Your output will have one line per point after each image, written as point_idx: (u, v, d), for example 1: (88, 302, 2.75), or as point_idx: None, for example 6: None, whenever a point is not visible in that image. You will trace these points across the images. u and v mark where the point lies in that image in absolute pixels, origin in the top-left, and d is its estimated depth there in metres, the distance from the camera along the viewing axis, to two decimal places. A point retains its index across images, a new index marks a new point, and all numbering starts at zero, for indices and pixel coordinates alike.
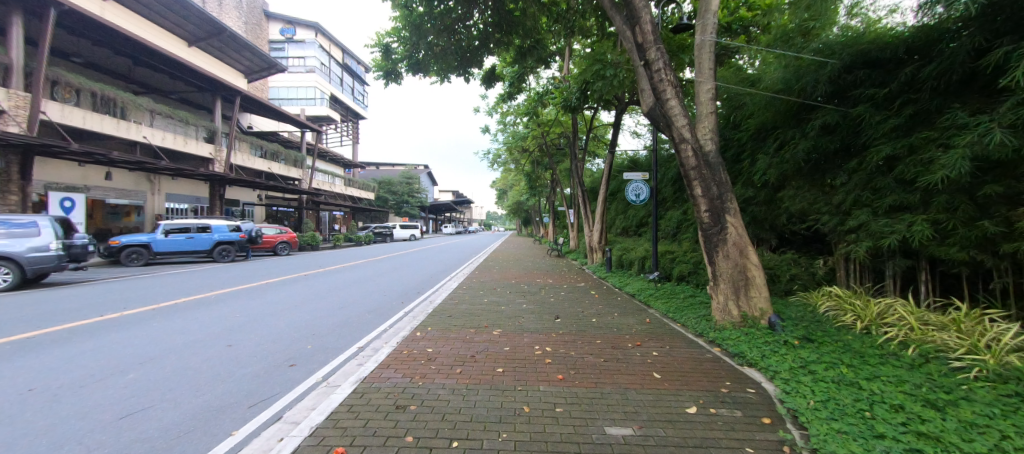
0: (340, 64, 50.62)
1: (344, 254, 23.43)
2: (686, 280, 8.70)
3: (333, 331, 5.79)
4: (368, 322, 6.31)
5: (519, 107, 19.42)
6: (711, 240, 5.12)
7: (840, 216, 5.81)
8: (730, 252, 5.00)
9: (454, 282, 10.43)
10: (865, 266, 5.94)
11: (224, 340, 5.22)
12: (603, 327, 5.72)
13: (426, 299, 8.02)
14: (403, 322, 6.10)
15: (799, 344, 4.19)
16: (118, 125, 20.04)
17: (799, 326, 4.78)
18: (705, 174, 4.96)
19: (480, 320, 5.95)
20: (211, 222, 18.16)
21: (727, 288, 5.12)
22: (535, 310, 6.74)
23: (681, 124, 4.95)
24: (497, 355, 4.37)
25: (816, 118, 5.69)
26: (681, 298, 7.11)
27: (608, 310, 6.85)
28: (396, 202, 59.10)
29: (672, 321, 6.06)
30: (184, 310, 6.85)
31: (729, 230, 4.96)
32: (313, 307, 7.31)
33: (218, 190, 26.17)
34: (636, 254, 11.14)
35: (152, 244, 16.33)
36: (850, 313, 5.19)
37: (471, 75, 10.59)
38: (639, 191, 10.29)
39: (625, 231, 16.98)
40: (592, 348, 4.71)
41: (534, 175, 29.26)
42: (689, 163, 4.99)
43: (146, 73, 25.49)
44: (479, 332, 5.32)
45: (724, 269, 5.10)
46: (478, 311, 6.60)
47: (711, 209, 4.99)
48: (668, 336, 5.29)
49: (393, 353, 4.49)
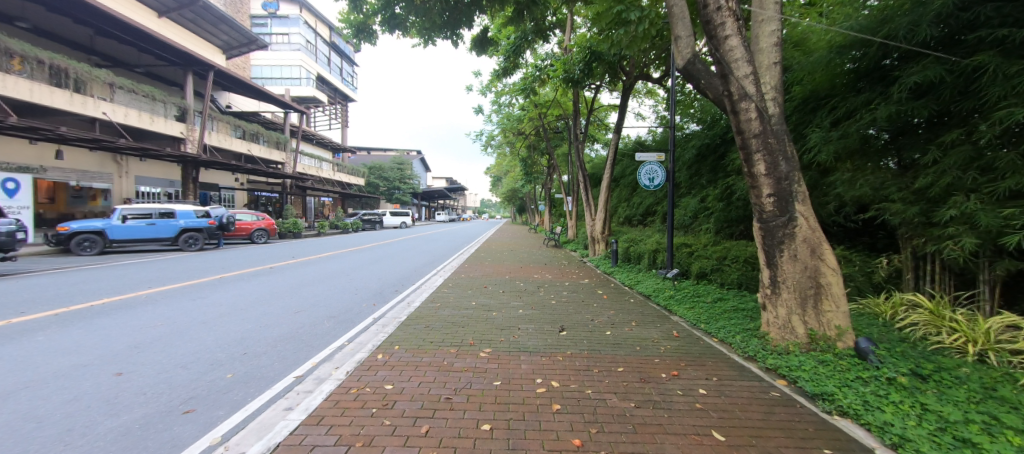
0: (328, 42, 48.19)
1: (327, 242, 21.84)
2: (708, 278, 7.56)
3: (274, 348, 4.48)
4: (323, 335, 4.98)
5: (515, 85, 17.89)
6: (773, 236, 3.81)
7: (922, 205, 4.57)
8: (799, 252, 3.71)
9: (440, 277, 9.14)
10: (949, 268, 4.68)
11: (115, 366, 3.84)
12: (624, 346, 4.39)
13: (402, 301, 6.70)
14: (366, 335, 4.79)
15: (914, 387, 2.93)
16: (72, 99, 18.09)
17: (891, 352, 3.53)
18: (773, 143, 3.59)
19: (464, 335, 4.62)
20: (175, 206, 16.59)
21: (792, 299, 3.85)
22: (534, 318, 5.44)
23: (743, 73, 3.58)
24: (483, 398, 3.04)
25: (904, 76, 4.40)
26: (709, 305, 5.90)
27: (624, 318, 5.57)
28: (387, 189, 57.11)
29: (706, 335, 4.81)
30: (94, 317, 5.44)
31: (799, 221, 3.67)
32: (264, 312, 5.97)
33: (190, 173, 24.20)
34: (645, 246, 9.90)
35: (107, 230, 14.70)
36: (947, 332, 3.95)
37: (459, 38, 9.01)
38: (653, 174, 8.89)
39: (629, 221, 15.66)
40: (614, 382, 3.42)
41: (530, 161, 27.66)
42: (751, 128, 3.59)
43: (109, 44, 23.40)
44: (462, 354, 4.01)
45: (788, 274, 3.81)
46: (463, 319, 5.32)
47: (778, 192, 3.65)
48: (709, 360, 4.02)
49: (336, 393, 3.15)
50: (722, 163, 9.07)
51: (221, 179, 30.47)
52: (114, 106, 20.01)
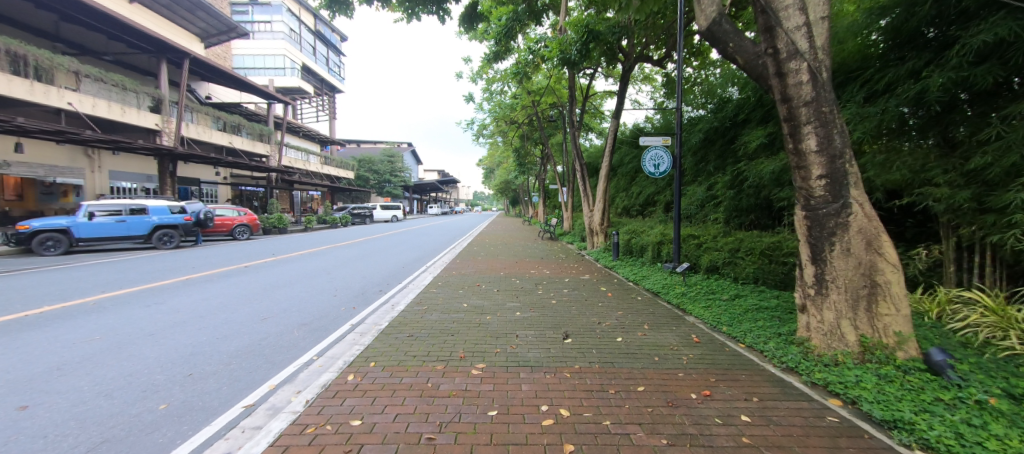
0: (312, 30, 46.50)
1: (311, 238, 20.92)
2: (720, 272, 7.03)
3: (227, 366, 3.77)
4: (289, 348, 4.27)
5: (507, 71, 17.02)
6: (822, 227, 3.18)
7: (975, 188, 3.99)
8: (853, 245, 3.09)
9: (429, 275, 8.45)
10: (1002, 260, 4.12)
11: (18, 398, 3.10)
12: (640, 358, 3.70)
13: (385, 303, 6.01)
14: (338, 348, 4.10)
15: (1015, 412, 2.32)
16: (33, 88, 16.84)
17: (966, 364, 2.92)
18: (829, 111, 2.93)
19: (453, 346, 3.95)
20: (147, 202, 15.60)
21: (842, 301, 3.23)
22: (533, 323, 4.80)
23: (794, 25, 2.92)
24: (475, 438, 2.38)
25: (966, 37, 3.80)
26: (727, 303, 5.33)
27: (634, 321, 4.92)
28: (377, 182, 55.81)
29: (731, 340, 4.21)
30: (20, 330, 4.65)
31: (855, 209, 3.05)
32: (226, 319, 5.25)
33: (167, 167, 22.84)
34: (648, 238, 9.31)
35: (72, 229, 13.72)
36: (1016, 335, 3.37)
37: (446, 12, 8.23)
38: (658, 160, 8.22)
39: (628, 211, 15.08)
40: (636, 407, 2.77)
41: (523, 151, 26.75)
42: (802, 94, 2.94)
43: (75, 31, 21.97)
44: (451, 372, 3.34)
45: (839, 271, 3.19)
46: (452, 326, 4.66)
47: (831, 173, 3.01)
48: (743, 373, 3.40)
49: (288, 434, 2.46)
50: (734, 149, 8.46)
51: (202, 173, 29.21)
52: (81, 96, 18.78)
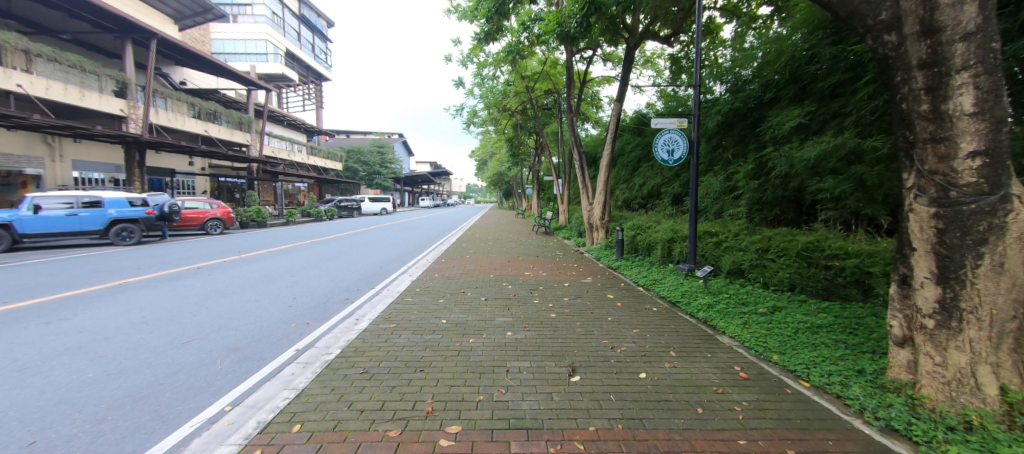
0: (297, 15, 44.37)
1: (291, 231, 19.63)
2: (746, 276, 6.03)
3: (90, 428, 2.55)
4: (198, 392, 3.09)
5: (499, 54, 15.72)
6: (962, 231, 2.13)
7: None
8: (1009, 257, 2.06)
9: (406, 279, 7.34)
10: None
11: None
12: (680, 411, 2.64)
13: (346, 319, 4.88)
14: (262, 393, 2.97)
15: None
16: None
17: None
18: (995, 50, 2.02)
19: (420, 392, 2.86)
20: (104, 194, 14.14)
21: (984, 340, 2.18)
22: (528, 350, 3.74)
23: None
24: None
25: None
26: (768, 319, 4.32)
27: (657, 345, 3.90)
28: (366, 173, 54.12)
29: (788, 376, 3.19)
30: None
31: (1015, 204, 2.05)
32: (134, 343, 4.04)
33: (134, 156, 20.95)
34: (656, 235, 8.29)
35: (14, 223, 12.33)
36: None
37: None
38: (673, 145, 7.16)
39: (628, 204, 14.09)
40: None
41: (516, 141, 25.55)
42: (958, 25, 2.03)
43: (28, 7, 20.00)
44: (409, 444, 2.23)
45: (983, 297, 2.14)
46: (423, 356, 3.55)
47: (992, 148, 2.03)
48: (829, 437, 2.35)
49: None
50: (760, 133, 7.49)
51: (176, 163, 27.51)
52: (32, 77, 16.88)
